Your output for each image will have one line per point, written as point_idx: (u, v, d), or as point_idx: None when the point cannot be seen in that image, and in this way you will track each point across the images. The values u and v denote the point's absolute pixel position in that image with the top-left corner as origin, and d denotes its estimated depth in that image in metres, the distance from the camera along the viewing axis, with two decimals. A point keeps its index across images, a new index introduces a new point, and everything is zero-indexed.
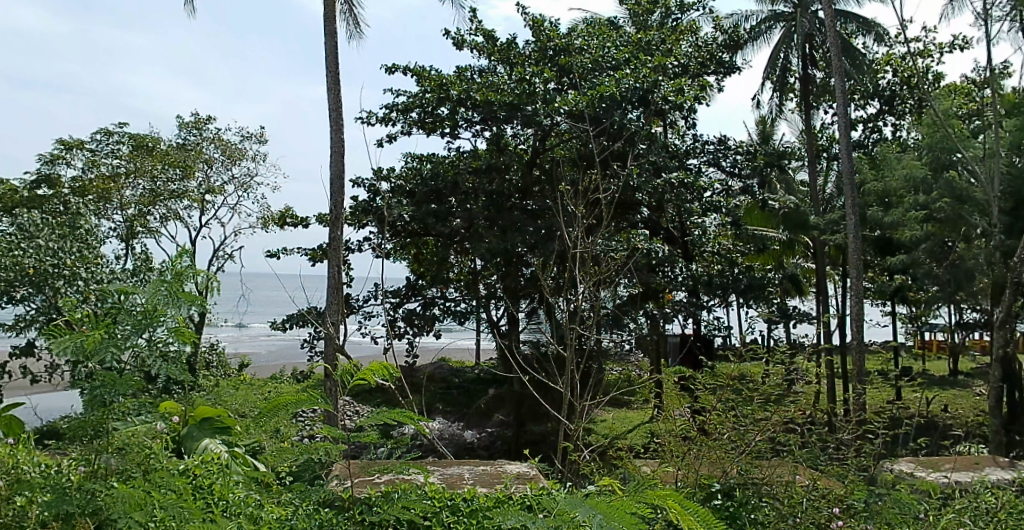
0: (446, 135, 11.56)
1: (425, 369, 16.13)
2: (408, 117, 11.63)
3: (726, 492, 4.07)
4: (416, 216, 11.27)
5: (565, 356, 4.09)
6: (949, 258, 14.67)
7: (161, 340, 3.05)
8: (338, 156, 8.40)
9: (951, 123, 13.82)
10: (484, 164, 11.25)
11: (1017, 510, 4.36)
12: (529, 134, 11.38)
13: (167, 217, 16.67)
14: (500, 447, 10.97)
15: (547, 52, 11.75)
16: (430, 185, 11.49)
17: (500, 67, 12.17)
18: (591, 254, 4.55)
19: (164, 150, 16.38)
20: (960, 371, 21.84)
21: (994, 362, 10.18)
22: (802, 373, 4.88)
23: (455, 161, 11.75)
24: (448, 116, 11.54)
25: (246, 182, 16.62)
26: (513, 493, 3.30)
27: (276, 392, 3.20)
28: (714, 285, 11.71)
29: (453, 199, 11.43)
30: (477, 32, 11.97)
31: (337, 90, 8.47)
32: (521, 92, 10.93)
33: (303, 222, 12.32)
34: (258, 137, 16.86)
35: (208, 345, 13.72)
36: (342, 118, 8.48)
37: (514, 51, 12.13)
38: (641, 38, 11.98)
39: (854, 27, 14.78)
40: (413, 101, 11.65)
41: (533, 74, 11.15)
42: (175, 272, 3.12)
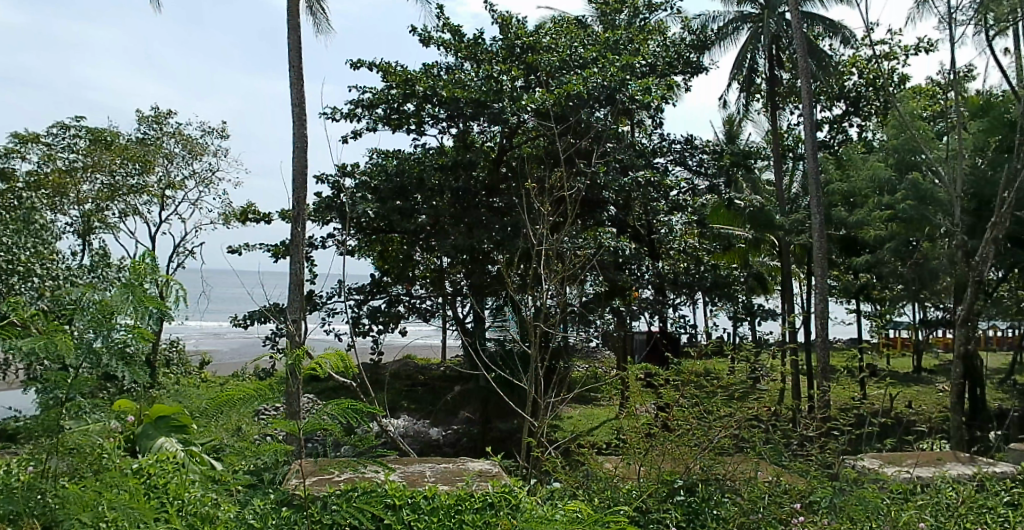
0: (412, 132, 11.50)
1: (391, 366, 16.06)
2: (374, 113, 11.56)
3: (687, 489, 3.92)
4: (381, 213, 11.14)
5: (529, 352, 4.01)
6: (913, 257, 14.90)
7: (121, 340, 2.96)
8: (301, 152, 8.31)
9: (915, 124, 14.03)
10: (450, 161, 11.20)
11: (977, 504, 4.54)
12: (496, 132, 11.38)
13: (126, 213, 16.44)
14: (466, 445, 10.99)
15: (514, 50, 11.73)
16: (395, 181, 11.33)
17: (467, 64, 12.18)
18: (555, 250, 4.48)
19: (123, 145, 16.12)
20: (923, 368, 22.23)
21: (956, 360, 10.29)
22: (767, 369, 4.79)
23: (422, 158, 11.69)
24: (414, 113, 11.52)
25: (208, 178, 16.41)
26: (475, 490, 3.28)
27: (228, 386, 3.13)
28: (679, 283, 11.81)
29: (419, 196, 11.32)
30: (444, 29, 11.92)
31: (301, 86, 8.38)
32: (488, 89, 10.98)
33: (266, 218, 12.17)
34: (220, 132, 16.64)
35: (169, 342, 13.53)
36: (306, 114, 8.39)
37: (481, 48, 12.12)
38: (609, 37, 11.99)
39: (820, 29, 14.96)
40: (379, 97, 11.56)
41: (501, 71, 11.16)
42: (137, 273, 3.06)
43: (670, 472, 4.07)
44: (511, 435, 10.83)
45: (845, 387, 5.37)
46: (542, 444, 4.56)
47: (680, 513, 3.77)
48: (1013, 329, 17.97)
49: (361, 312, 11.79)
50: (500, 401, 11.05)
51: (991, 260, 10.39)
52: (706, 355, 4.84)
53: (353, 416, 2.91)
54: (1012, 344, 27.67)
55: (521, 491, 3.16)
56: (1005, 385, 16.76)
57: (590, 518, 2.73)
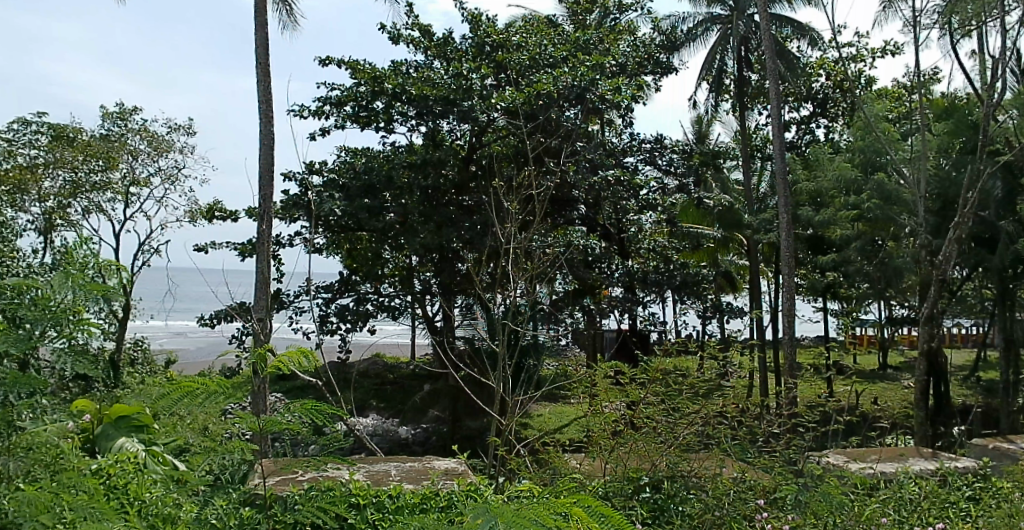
0: (381, 129, 11.46)
1: (360, 365, 15.98)
2: (342, 111, 11.50)
3: (653, 485, 4.05)
4: (349, 211, 11.06)
5: (497, 350, 3.95)
6: (879, 255, 15.14)
7: (66, 330, 2.88)
8: (268, 150, 8.24)
9: (881, 126, 14.25)
10: (420, 159, 11.17)
11: (939, 498, 4.62)
12: (465, 130, 11.40)
13: (89, 210, 16.17)
14: (435, 443, 10.97)
15: (484, 48, 11.71)
16: (363, 179, 11.27)
17: (436, 62, 12.19)
18: (524, 248, 4.44)
19: (86, 141, 15.88)
20: (889, 365, 22.58)
21: (921, 356, 10.44)
22: (734, 366, 4.82)
23: (391, 155, 11.65)
24: (383, 110, 11.48)
25: (174, 175, 16.20)
26: (440, 489, 3.30)
27: (189, 382, 3.10)
28: (649, 281, 11.87)
29: (388, 194, 11.26)
30: (413, 27, 11.89)
31: (268, 82, 8.31)
32: (458, 87, 11.11)
33: (232, 215, 12.04)
34: (186, 129, 16.44)
35: (133, 341, 13.38)
36: (273, 111, 8.32)
37: (450, 46, 12.15)
38: (579, 36, 12.03)
39: (789, 31, 15.13)
40: (347, 95, 11.51)
41: (470, 69, 11.28)
42: (76, 267, 3.02)
43: (636, 470, 4.12)
44: (480, 434, 10.82)
45: (813, 385, 5.38)
46: (509, 442, 4.57)
47: (645, 510, 3.84)
48: (978, 327, 18.32)
49: (329, 310, 11.75)
50: (470, 400, 11.04)
51: (954, 259, 10.57)
52: (674, 352, 4.83)
53: (317, 416, 2.86)
54: (975, 341, 28.24)
55: (486, 489, 3.19)
56: (968, 382, 17.12)
57: (555, 516, 2.74)
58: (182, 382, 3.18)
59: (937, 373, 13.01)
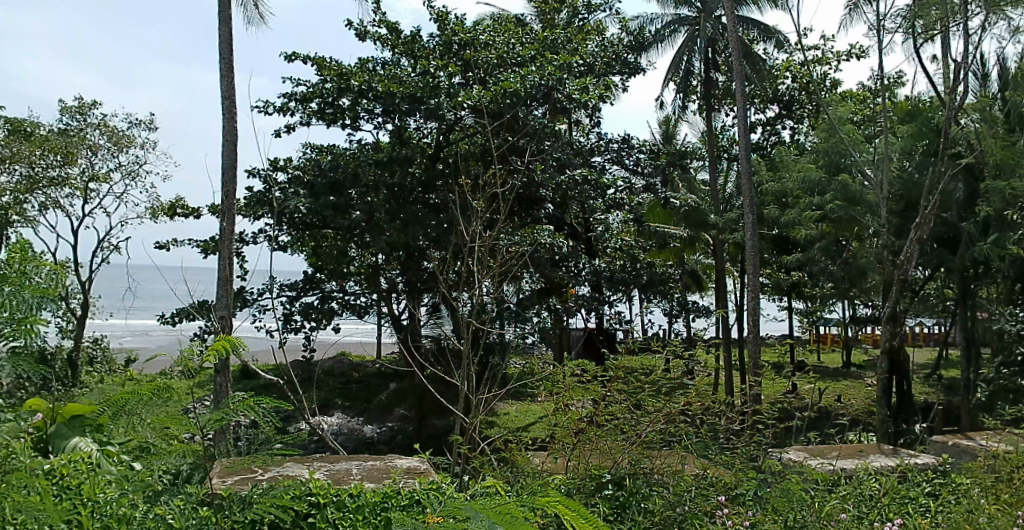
0: (348, 126, 11.41)
1: (326, 363, 15.87)
2: (308, 108, 11.43)
3: (615, 483, 4.01)
4: (313, 209, 11.06)
5: (461, 349, 3.93)
6: (843, 255, 15.37)
7: (10, 337, 2.76)
8: (231, 146, 8.15)
9: (844, 128, 14.46)
10: (386, 156, 11.15)
11: (898, 494, 4.71)
12: (433, 128, 11.44)
13: (47, 206, 15.88)
14: (400, 441, 10.95)
15: (451, 46, 11.71)
16: (329, 177, 11.21)
17: (403, 59, 12.17)
18: (489, 247, 4.40)
19: (44, 136, 15.58)
20: (853, 363, 22.93)
21: (882, 355, 10.59)
22: (697, 364, 4.87)
23: (357, 153, 11.62)
24: (349, 107, 11.44)
25: (134, 171, 15.97)
26: (402, 487, 3.29)
27: (142, 381, 3.06)
28: (616, 280, 11.91)
29: (353, 192, 11.26)
30: (380, 24, 11.83)
31: (231, 78, 8.21)
32: (425, 85, 11.14)
33: (195, 213, 11.90)
34: (147, 124, 16.21)
35: (92, 339, 13.90)
36: (237, 107, 8.23)
37: (418, 44, 12.16)
38: (546, 35, 12.03)
39: (755, 33, 15.30)
40: (313, 91, 11.43)
41: (437, 67, 11.27)
42: (13, 269, 2.87)
43: (598, 467, 4.12)
44: (446, 432, 10.81)
45: (774, 383, 5.42)
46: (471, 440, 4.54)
47: (607, 506, 3.83)
48: (939, 326, 18.69)
49: (292, 308, 11.65)
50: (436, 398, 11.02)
51: (916, 259, 10.74)
52: (636, 350, 4.86)
53: (271, 415, 2.81)
54: (937, 339, 28.79)
55: (448, 488, 3.17)
56: (930, 380, 17.44)
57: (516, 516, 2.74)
58: (135, 381, 3.13)
59: (900, 371, 13.23)
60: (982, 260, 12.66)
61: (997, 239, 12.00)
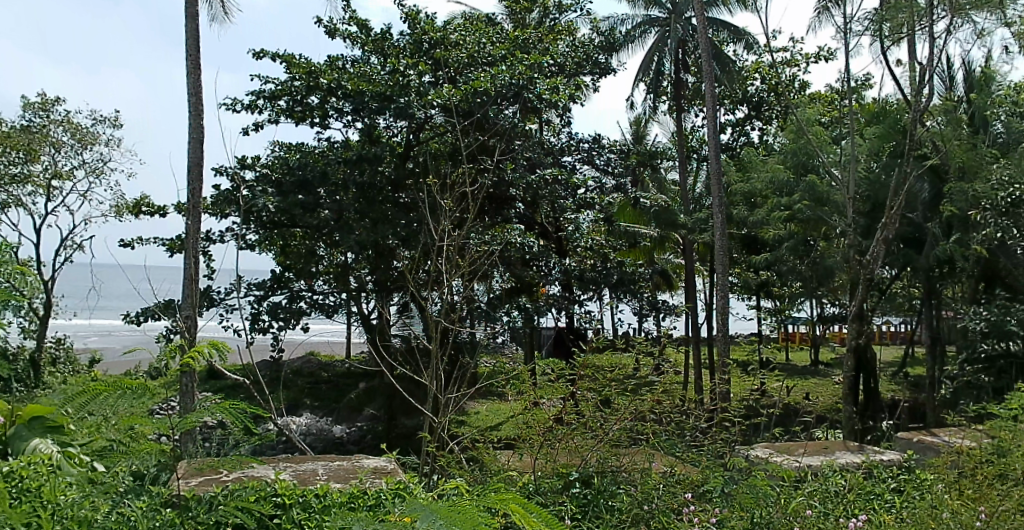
0: (317, 125, 11.34)
1: (295, 363, 15.76)
2: (276, 106, 11.33)
3: (582, 481, 4.04)
4: (282, 207, 11.01)
5: (429, 348, 3.93)
6: (811, 255, 15.58)
7: None
8: (197, 144, 8.05)
9: (812, 129, 14.66)
10: (355, 154, 11.15)
11: (863, 490, 4.79)
12: (402, 127, 11.45)
13: (8, 204, 15.56)
14: (370, 441, 10.92)
15: (422, 45, 11.75)
16: (297, 175, 11.16)
17: (373, 57, 12.11)
18: (457, 246, 4.41)
19: (5, 132, 15.28)
20: (821, 361, 23.26)
21: (848, 353, 10.75)
22: (666, 363, 4.92)
23: (326, 151, 11.58)
24: (318, 105, 11.38)
25: (99, 168, 15.72)
26: (368, 487, 3.29)
27: (102, 380, 3.01)
28: (586, 280, 11.98)
29: (322, 190, 11.21)
30: (350, 22, 11.77)
31: (198, 74, 8.12)
32: (395, 83, 11.11)
33: (161, 211, 11.76)
34: (113, 121, 15.96)
35: (55, 339, 13.67)
36: (203, 104, 8.13)
37: (388, 42, 12.11)
38: (517, 35, 12.03)
39: (725, 35, 15.46)
40: (281, 89, 11.35)
41: (408, 66, 11.26)
42: None
43: (566, 465, 4.15)
44: (416, 431, 10.80)
45: (742, 381, 5.48)
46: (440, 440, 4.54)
47: (574, 505, 3.87)
48: (904, 324, 19.02)
49: (261, 308, 11.55)
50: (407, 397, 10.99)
51: (881, 258, 10.91)
52: (604, 348, 4.90)
53: (237, 416, 2.79)
54: (904, 337, 29.27)
55: (415, 488, 3.19)
56: (896, 378, 17.74)
57: (477, 515, 2.74)
58: (97, 379, 3.09)
59: (866, 369, 13.45)
60: (947, 259, 12.89)
61: (960, 238, 12.24)
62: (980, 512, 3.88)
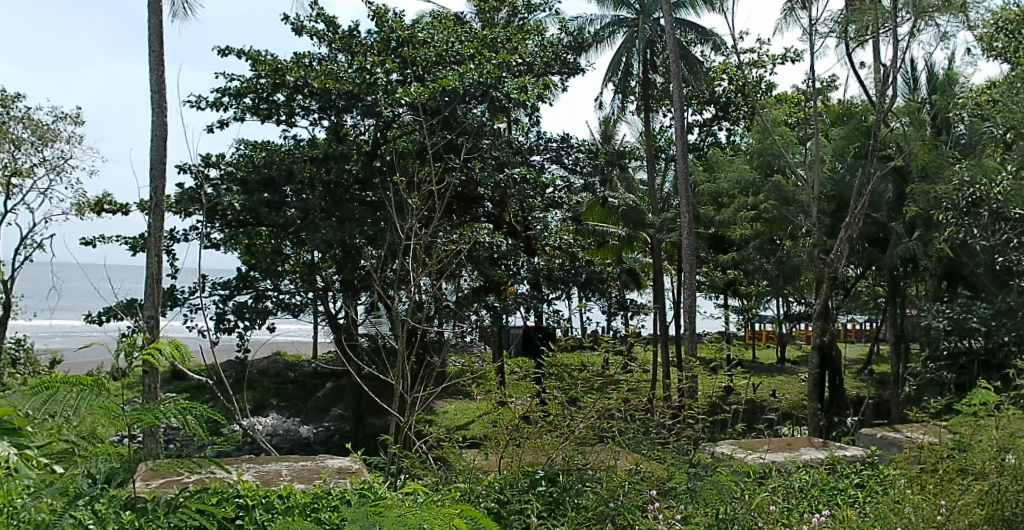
0: (283, 122, 11.26)
1: (261, 364, 15.64)
2: (242, 103, 11.23)
3: (549, 480, 4.01)
4: (248, 206, 10.98)
5: (395, 347, 3.91)
6: (776, 254, 15.81)
7: None
8: (161, 141, 7.95)
9: (777, 130, 14.87)
10: (321, 153, 11.12)
11: (827, 485, 4.89)
12: (370, 125, 11.43)
13: None
14: (337, 441, 10.89)
15: (389, 43, 11.78)
16: (262, 173, 11.13)
17: (341, 55, 12.07)
18: (424, 245, 4.41)
19: None
20: (787, 359, 23.62)
21: (812, 351, 10.91)
22: (632, 361, 4.93)
23: (292, 149, 11.52)
24: (284, 103, 11.32)
25: (60, 166, 15.43)
26: (332, 488, 3.28)
27: (56, 376, 2.98)
28: (555, 278, 12.06)
29: (288, 188, 11.15)
30: (317, 19, 11.70)
31: (161, 70, 8.01)
32: (362, 81, 11.07)
33: (123, 209, 11.59)
34: (75, 118, 15.68)
35: (14, 340, 13.41)
36: (167, 101, 8.04)
37: (355, 40, 12.08)
38: (486, 34, 12.04)
39: (693, 36, 15.62)
40: (247, 86, 11.26)
41: (375, 64, 11.23)
42: None
43: (531, 463, 4.15)
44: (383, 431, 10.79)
45: (708, 381, 5.53)
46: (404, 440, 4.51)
47: (540, 503, 3.86)
48: (868, 322, 19.38)
49: (226, 307, 11.44)
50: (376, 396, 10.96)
51: (845, 257, 11.09)
52: (570, 347, 4.92)
53: (197, 416, 2.76)
54: (868, 335, 29.82)
55: (379, 489, 3.19)
56: (861, 375, 18.06)
57: (434, 516, 2.73)
58: (49, 375, 3.06)
59: (830, 367, 13.67)
60: (909, 258, 13.16)
61: (923, 236, 12.50)
62: (941, 506, 3.86)
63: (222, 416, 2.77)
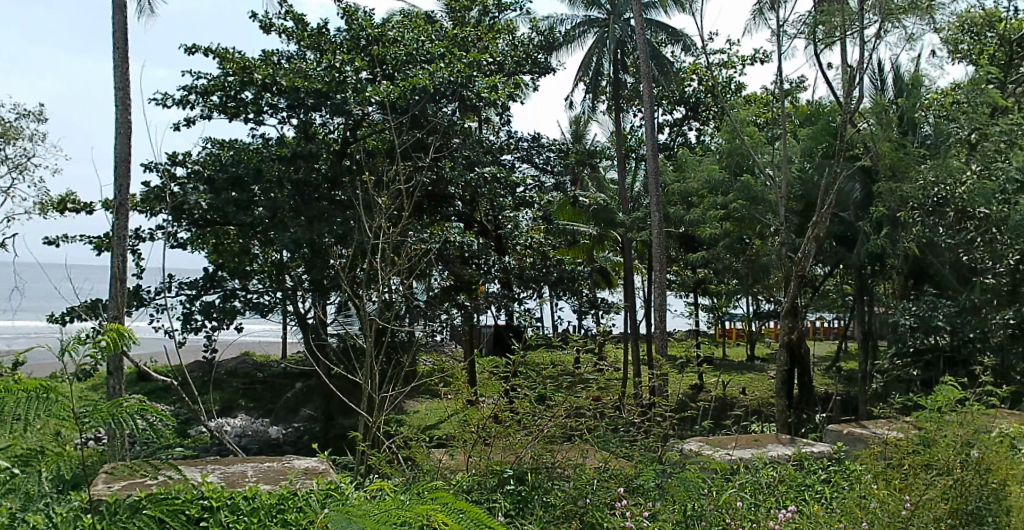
0: (251, 120, 11.17)
1: (230, 365, 15.49)
2: (209, 101, 11.12)
3: (517, 478, 4.11)
4: (215, 204, 10.87)
5: (363, 347, 3.91)
6: (746, 253, 16.01)
7: None
8: (125, 139, 7.84)
9: (746, 130, 15.03)
10: (290, 152, 11.05)
11: (793, 481, 4.98)
12: (339, 123, 11.37)
13: None
14: (307, 442, 10.85)
15: (359, 41, 11.71)
16: (230, 172, 11.08)
17: (309, 53, 11.99)
18: (390, 246, 4.42)
19: None
20: (757, 357, 23.91)
21: (780, 349, 11.03)
22: (601, 358, 4.97)
23: (260, 148, 11.45)
24: (252, 101, 11.24)
25: (23, 164, 15.13)
26: (298, 488, 3.27)
27: (9, 379, 2.92)
28: (526, 278, 12.11)
29: (256, 187, 11.13)
30: (285, 17, 11.60)
31: (125, 67, 7.90)
32: (331, 79, 11.03)
33: (87, 208, 11.41)
34: (38, 115, 15.39)
35: None
36: (131, 98, 7.92)
37: (324, 38, 12.02)
38: (457, 32, 12.01)
39: (663, 36, 15.74)
40: (214, 84, 11.15)
41: (344, 62, 11.17)
42: None
43: (500, 462, 4.20)
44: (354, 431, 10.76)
45: (678, 379, 5.58)
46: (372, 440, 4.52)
47: (508, 502, 3.92)
48: (837, 319, 19.67)
49: (193, 307, 11.33)
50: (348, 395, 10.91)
51: (812, 256, 11.24)
52: (539, 345, 4.95)
53: (152, 411, 2.72)
54: (836, 333, 30.27)
55: (346, 489, 3.20)
56: (829, 373, 18.33)
57: (396, 515, 2.74)
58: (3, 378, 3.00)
59: (800, 364, 13.86)
60: (875, 257, 13.38)
61: (890, 234, 12.72)
62: (906, 501, 3.98)
63: (175, 412, 2.72)
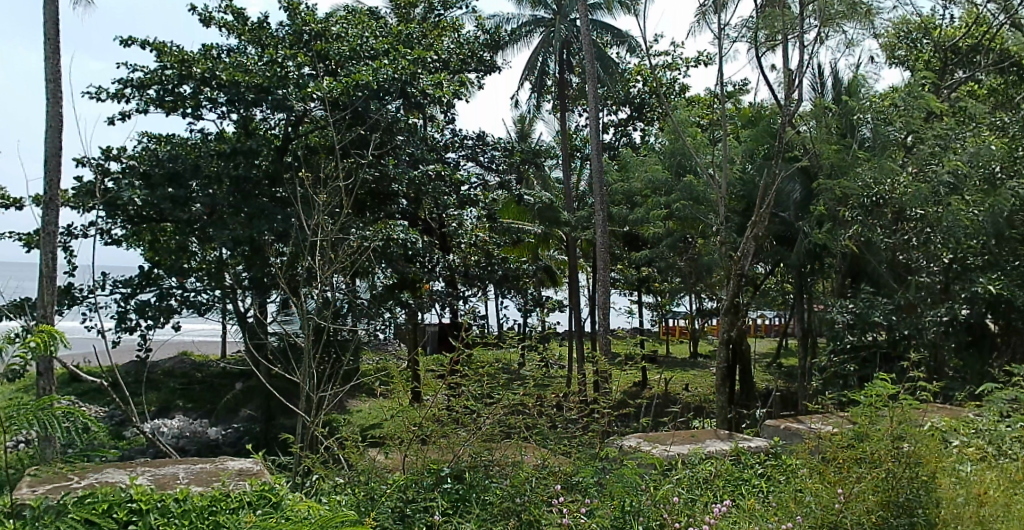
0: (189, 115, 10.94)
1: (167, 363, 15.16)
2: (146, 94, 10.86)
3: (454, 477, 4.08)
4: (150, 201, 10.65)
5: (301, 348, 3.89)
6: (688, 252, 16.35)
7: None
8: (55, 133, 7.60)
9: (689, 132, 15.30)
10: (229, 148, 10.89)
11: (726, 478, 5.14)
12: (280, 119, 11.23)
13: None
14: (247, 442, 10.76)
15: (302, 36, 11.53)
16: (167, 168, 10.91)
17: (250, 47, 11.80)
18: (322, 252, 4.42)
19: None
20: (700, 353, 24.42)
21: (717, 348, 11.29)
22: (538, 357, 5.03)
23: (198, 143, 11.25)
24: (190, 95, 11.02)
25: None
26: (231, 489, 3.24)
27: None
28: (470, 276, 12.51)
29: (195, 183, 11.02)
30: (225, 9, 11.37)
31: (54, 60, 7.67)
32: (272, 74, 10.88)
33: (16, 203, 11.06)
34: None
35: None
36: (62, 92, 7.70)
37: (266, 32, 11.83)
38: (401, 29, 11.95)
39: (609, 37, 15.92)
40: (150, 77, 10.89)
41: (286, 57, 11.03)
42: None
43: (437, 461, 4.19)
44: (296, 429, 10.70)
45: (617, 378, 5.67)
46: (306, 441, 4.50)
47: (446, 501, 3.91)
48: (777, 316, 20.19)
49: (128, 306, 11.11)
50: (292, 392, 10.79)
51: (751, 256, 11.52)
52: (477, 343, 4.98)
53: (80, 416, 2.67)
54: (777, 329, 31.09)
55: (279, 492, 3.19)
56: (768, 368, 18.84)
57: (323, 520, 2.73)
58: None
59: (739, 361, 14.22)
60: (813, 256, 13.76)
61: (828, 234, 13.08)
62: (837, 495, 4.14)
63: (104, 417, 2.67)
